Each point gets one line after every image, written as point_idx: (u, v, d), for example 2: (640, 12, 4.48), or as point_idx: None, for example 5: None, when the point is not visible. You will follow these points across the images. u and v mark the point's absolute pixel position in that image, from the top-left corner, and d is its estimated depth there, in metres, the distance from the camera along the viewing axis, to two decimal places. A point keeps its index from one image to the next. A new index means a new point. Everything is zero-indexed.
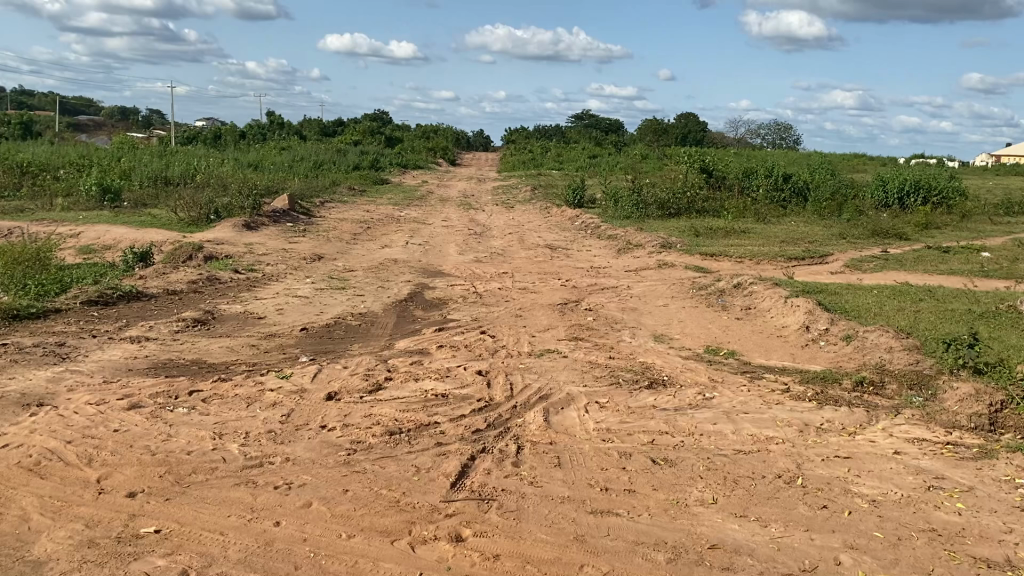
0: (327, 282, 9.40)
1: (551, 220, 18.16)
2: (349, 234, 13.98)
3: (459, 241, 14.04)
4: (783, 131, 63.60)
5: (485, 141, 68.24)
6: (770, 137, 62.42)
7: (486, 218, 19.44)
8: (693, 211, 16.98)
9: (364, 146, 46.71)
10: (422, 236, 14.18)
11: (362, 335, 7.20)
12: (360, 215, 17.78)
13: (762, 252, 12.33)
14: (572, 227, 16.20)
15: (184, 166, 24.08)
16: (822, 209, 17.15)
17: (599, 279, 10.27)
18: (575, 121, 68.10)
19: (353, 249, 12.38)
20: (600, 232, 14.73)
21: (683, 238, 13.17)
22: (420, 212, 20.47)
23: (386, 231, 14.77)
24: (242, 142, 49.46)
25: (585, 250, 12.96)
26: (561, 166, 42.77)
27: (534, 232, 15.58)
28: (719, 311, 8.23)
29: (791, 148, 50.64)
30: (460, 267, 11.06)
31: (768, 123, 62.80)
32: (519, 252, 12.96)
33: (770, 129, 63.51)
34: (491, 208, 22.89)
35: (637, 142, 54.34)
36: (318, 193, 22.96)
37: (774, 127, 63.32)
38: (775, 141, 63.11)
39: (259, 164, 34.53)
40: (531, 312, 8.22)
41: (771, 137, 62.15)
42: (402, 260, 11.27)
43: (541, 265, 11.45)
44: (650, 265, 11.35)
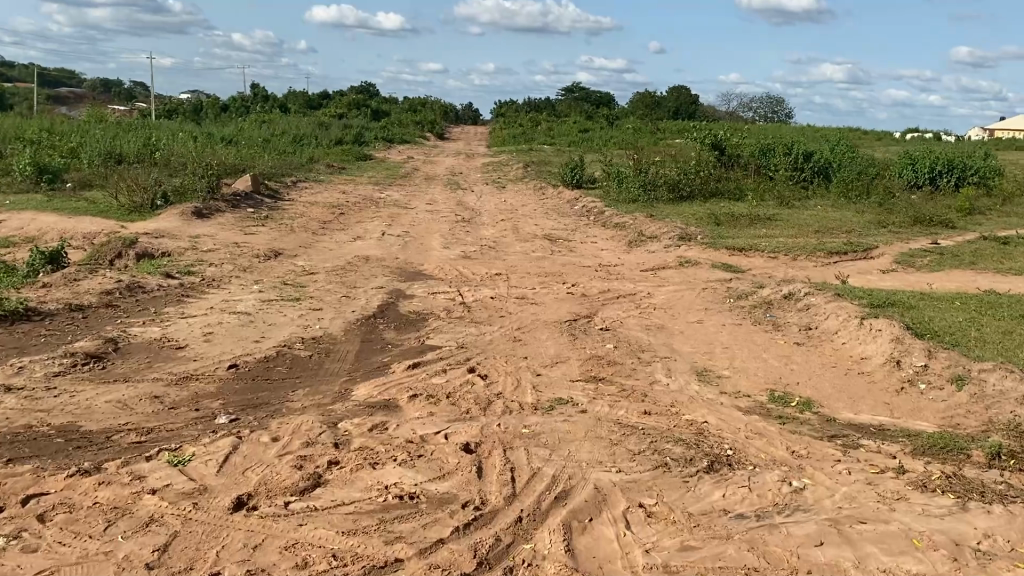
0: (277, 290, 7.61)
1: (547, 203, 16.37)
2: (318, 223, 12.16)
3: (445, 231, 12.25)
4: (776, 106, 61.94)
5: (474, 114, 66.15)
6: (765, 110, 60.69)
7: (476, 201, 17.63)
8: (708, 194, 15.22)
9: (347, 119, 44.66)
10: (402, 226, 12.35)
11: (312, 376, 5.44)
12: (334, 198, 15.95)
13: (796, 244, 10.59)
14: (571, 213, 14.43)
15: (147, 142, 22.11)
16: (850, 191, 15.42)
17: (612, 283, 8.51)
18: (566, 94, 65.99)
19: (320, 244, 10.57)
20: (606, 220, 12.97)
21: (703, 227, 11.44)
22: (403, 193, 18.66)
23: (361, 218, 12.97)
24: (220, 115, 47.32)
25: (589, 243, 11.19)
26: (552, 140, 40.84)
27: (530, 219, 13.81)
28: (772, 334, 6.49)
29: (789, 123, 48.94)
30: (444, 267, 9.27)
31: (763, 98, 61.05)
32: (513, 245, 11.19)
33: (764, 103, 61.79)
34: (480, 188, 21.06)
35: (630, 116, 52.44)
36: (291, 172, 21.07)
37: (769, 100, 61.56)
38: (771, 114, 61.28)
39: (234, 139, 32.53)
40: (534, 334, 6.47)
41: (766, 110, 60.31)
42: (376, 258, 9.49)
43: (541, 263, 9.67)
44: (669, 263, 9.61)
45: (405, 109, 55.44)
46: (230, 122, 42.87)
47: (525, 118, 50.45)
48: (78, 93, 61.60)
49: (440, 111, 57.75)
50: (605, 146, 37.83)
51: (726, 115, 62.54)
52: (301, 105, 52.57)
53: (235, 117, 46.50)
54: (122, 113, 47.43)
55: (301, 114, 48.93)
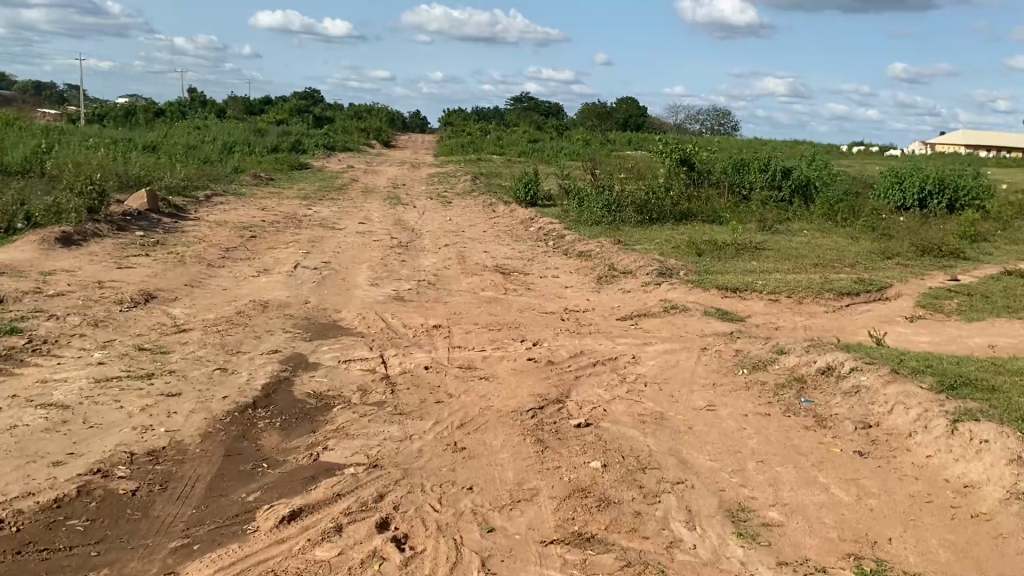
0: (122, 364, 5.48)
1: (498, 224, 14.42)
2: (219, 252, 10.00)
3: (375, 261, 10.19)
4: (722, 118, 61.30)
5: (421, 123, 64.13)
6: (710, 123, 59.98)
7: (417, 220, 15.58)
8: (680, 218, 13.46)
9: (285, 126, 42.20)
10: (323, 255, 10.25)
11: (123, 541, 3.36)
12: (251, 217, 13.75)
13: (797, 281, 8.81)
14: (526, 237, 12.51)
15: (47, 149, 19.55)
16: (835, 214, 13.80)
17: (583, 341, 6.55)
18: (514, 103, 64.38)
19: (213, 282, 8.43)
20: (566, 247, 11.08)
21: (683, 259, 9.62)
22: (333, 210, 16.52)
23: (275, 245, 10.85)
24: (147, 120, 44.40)
25: (549, 278, 9.26)
26: (500, 151, 39.01)
27: (478, 244, 11.84)
28: (819, 435, 4.60)
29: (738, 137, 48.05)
30: (367, 316, 7.22)
31: (709, 110, 60.36)
32: (458, 281, 9.18)
33: (710, 116, 61.12)
34: (423, 203, 19.01)
35: (579, 127, 50.99)
36: (210, 185, 18.75)
37: (714, 114, 60.92)
38: (720, 127, 60.52)
39: (157, 146, 29.94)
40: (482, 436, 4.46)
41: (712, 122, 59.55)
42: (280, 303, 7.40)
43: (491, 309, 7.68)
44: (651, 307, 7.71)
45: (348, 116, 53.09)
46: (158, 128, 40.07)
47: (472, 127, 48.50)
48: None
49: (385, 119, 55.57)
50: (555, 158, 36.13)
51: (675, 128, 61.57)
52: (237, 109, 49.80)
53: (165, 123, 43.67)
54: (41, 117, 44.26)
55: (236, 119, 46.30)
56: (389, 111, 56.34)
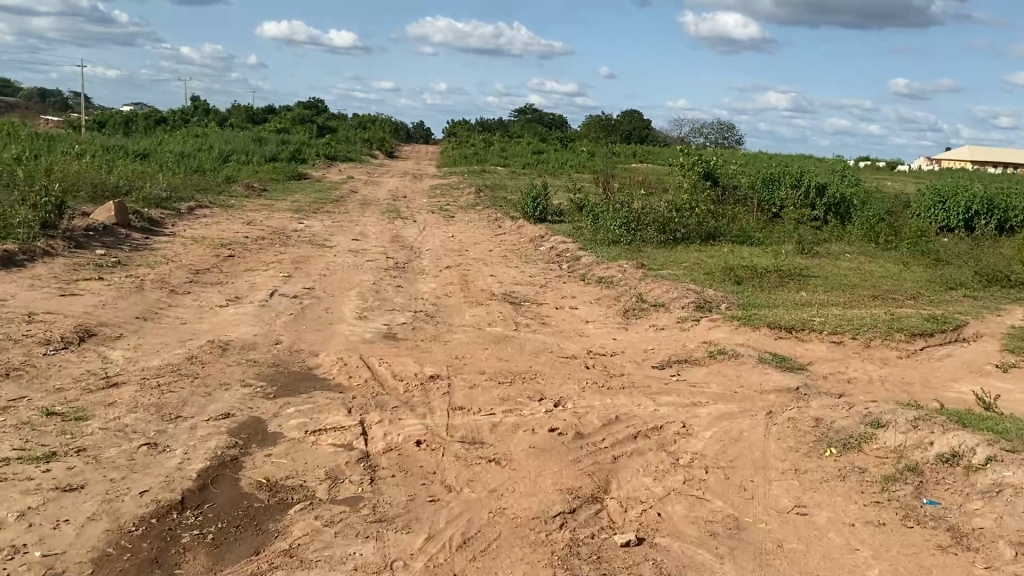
0: (18, 433, 4.18)
1: (504, 243, 13.15)
2: (187, 275, 8.73)
3: (366, 286, 8.91)
4: (727, 130, 60.18)
5: (425, 133, 63.12)
6: (714, 135, 58.93)
7: (417, 236, 14.30)
8: (707, 238, 12.16)
9: (284, 135, 41.04)
10: (307, 278, 8.98)
11: None
12: (233, 232, 12.49)
13: (859, 318, 7.50)
14: (537, 259, 11.24)
15: (23, 156, 18.30)
16: (877, 234, 12.51)
17: (617, 399, 5.25)
18: (518, 114, 63.25)
19: (171, 313, 7.15)
20: (583, 272, 9.81)
21: (721, 288, 8.33)
22: (326, 225, 15.25)
23: (254, 266, 9.57)
24: (143, 127, 43.27)
25: (566, 310, 7.98)
26: (504, 162, 37.78)
27: (484, 266, 10.56)
28: (964, 564, 3.31)
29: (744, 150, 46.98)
30: (350, 361, 5.93)
31: (714, 123, 59.34)
32: (462, 312, 7.89)
33: (715, 129, 60.09)
34: (423, 218, 17.75)
35: (583, 138, 49.90)
36: (195, 197, 17.49)
37: (719, 127, 59.90)
38: (726, 142, 59.37)
39: (149, 155, 28.73)
40: (493, 566, 3.16)
41: (718, 135, 58.43)
42: (245, 343, 6.09)
43: (501, 351, 6.39)
44: (693, 353, 6.44)
45: (350, 125, 51.95)
46: (153, 136, 38.93)
47: (477, 138, 47.38)
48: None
49: (388, 128, 54.51)
50: (560, 170, 34.92)
51: (680, 141, 60.53)
52: (237, 117, 48.69)
53: (162, 130, 42.53)
54: (35, 123, 43.10)
55: (235, 128, 45.13)
56: (392, 121, 55.19)
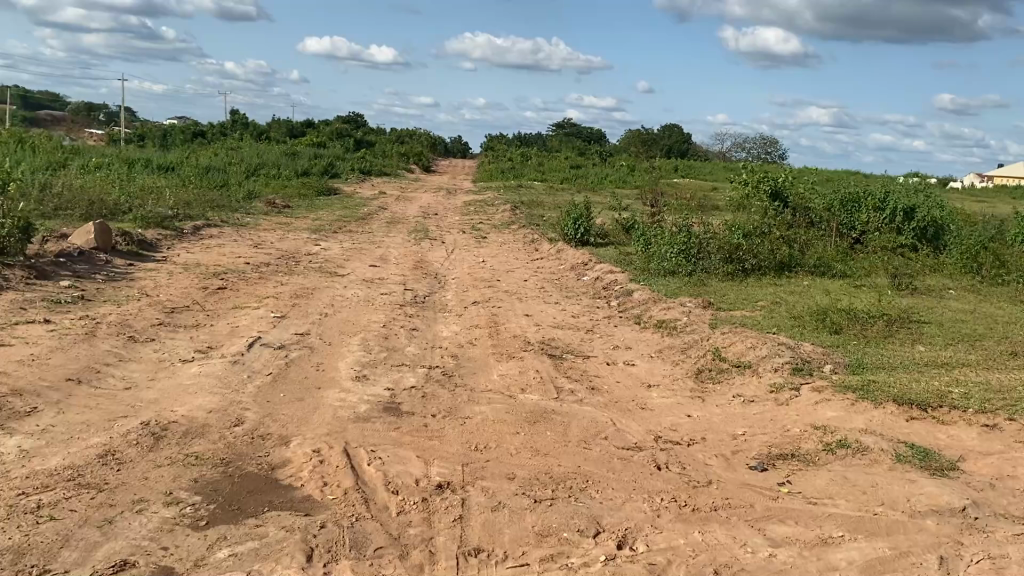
0: None
1: (542, 271, 11.51)
2: (158, 315, 7.21)
3: (374, 329, 7.32)
4: (769, 145, 58.33)
5: (463, 148, 62.10)
6: (755, 150, 57.13)
7: (444, 261, 12.70)
8: (780, 268, 10.38)
9: (316, 148, 39.90)
10: (306, 319, 7.41)
11: None
12: (235, 257, 11.00)
13: (1008, 387, 5.74)
14: (581, 292, 9.59)
15: (31, 172, 17.19)
16: (980, 266, 10.63)
17: (710, 535, 3.61)
18: (555, 128, 61.72)
19: (118, 372, 5.59)
20: (637, 313, 8.13)
21: (818, 343, 6.63)
22: (345, 247, 13.78)
23: (245, 302, 8.06)
24: (176, 139, 42.59)
25: (621, 369, 6.33)
26: (541, 176, 36.37)
27: (518, 302, 8.93)
28: None
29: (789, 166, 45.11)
30: (331, 451, 4.33)
31: (755, 137, 57.53)
32: (489, 367, 6.27)
33: (755, 144, 58.22)
34: (452, 238, 16.17)
35: (622, 153, 48.36)
36: (208, 215, 16.15)
37: (760, 142, 58.00)
38: (767, 157, 57.37)
39: (174, 168, 27.60)
40: None
41: (760, 150, 56.40)
42: (192, 425, 4.51)
43: (538, 434, 4.76)
44: (800, 446, 4.77)
45: (384, 138, 50.82)
46: (185, 149, 38.17)
47: (513, 152, 45.90)
48: (39, 113, 56.74)
49: (424, 141, 53.47)
50: (600, 186, 33.31)
51: (721, 156, 58.73)
52: (271, 130, 47.90)
53: (195, 143, 41.80)
54: (69, 136, 42.46)
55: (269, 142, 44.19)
56: (427, 134, 53.95)
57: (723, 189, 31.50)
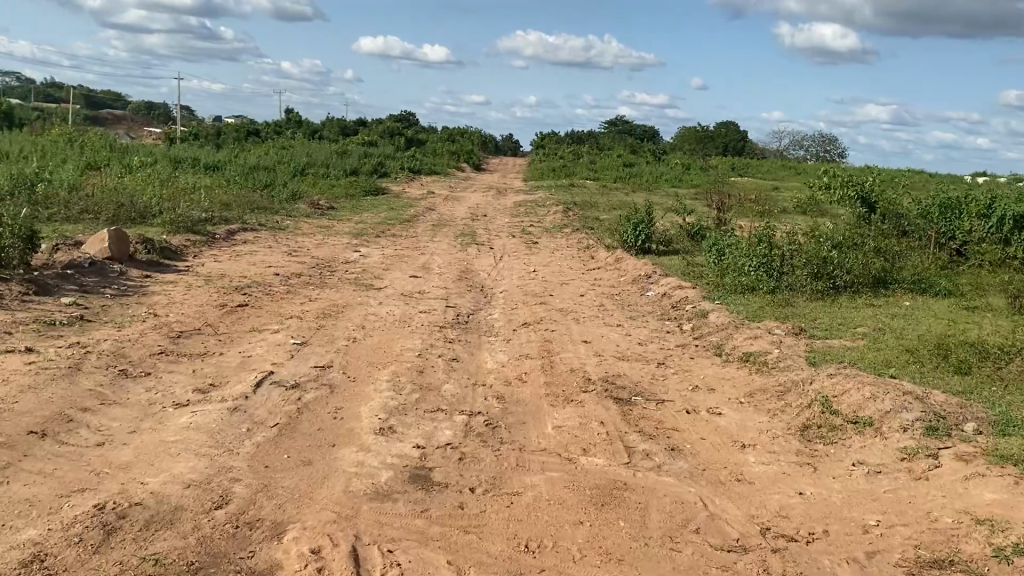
0: None
1: (600, 284, 10.37)
2: (162, 340, 6.26)
3: (407, 359, 6.27)
4: (828, 144, 56.20)
5: (514, 147, 61.16)
6: (814, 149, 55.04)
7: (492, 271, 11.62)
8: (875, 284, 9.11)
9: (365, 146, 39.25)
10: (330, 347, 6.38)
11: None
12: (265, 267, 10.09)
13: None
14: (646, 311, 8.43)
15: (68, 173, 16.65)
16: None
17: None
18: (608, 126, 60.29)
19: (95, 420, 4.62)
20: (715, 343, 6.93)
21: (949, 391, 5.36)
22: (387, 253, 12.81)
23: (264, 324, 7.08)
24: (227, 136, 42.41)
25: (705, 422, 5.16)
26: (593, 175, 35.18)
27: (575, 324, 7.78)
28: None
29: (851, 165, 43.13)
30: (335, 553, 3.27)
31: (814, 135, 55.46)
32: (541, 415, 5.15)
33: (814, 142, 56.13)
34: (501, 244, 15.08)
35: (677, 150, 46.84)
36: (246, 218, 15.38)
37: (818, 140, 55.89)
38: (828, 156, 55.24)
39: (220, 168, 27.12)
40: None
41: (820, 149, 54.28)
42: (159, 509, 3.49)
43: (608, 525, 3.64)
44: (960, 549, 3.56)
45: (434, 136, 50.06)
46: (235, 147, 37.88)
47: (565, 150, 44.72)
48: (98, 111, 57.46)
49: (475, 139, 52.64)
50: (654, 185, 31.99)
51: (778, 154, 56.76)
52: (321, 127, 47.53)
53: (244, 142, 41.59)
54: (123, 135, 42.56)
55: (318, 140, 43.78)
56: (477, 132, 53.06)
57: (785, 189, 29.90)
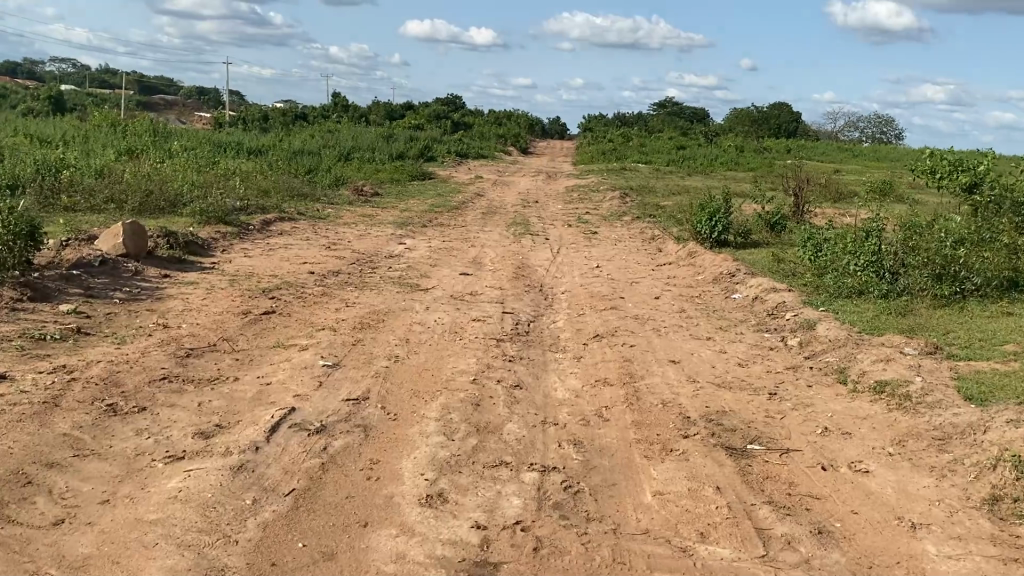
0: None
1: (675, 283, 9.13)
2: (167, 361, 5.21)
3: (460, 387, 5.13)
4: (886, 125, 53.78)
5: (561, 129, 59.74)
6: (871, 130, 52.74)
7: (550, 267, 10.43)
8: (1009, 286, 7.71)
9: (411, 130, 38.25)
10: (366, 370, 5.27)
11: None
12: (300, 264, 9.05)
13: None
14: (738, 320, 7.18)
15: (100, 159, 15.86)
16: None
17: None
18: (657, 107, 58.54)
19: (59, 484, 3.57)
20: (835, 368, 5.66)
21: None
22: (434, 245, 11.72)
23: (291, 338, 6.01)
24: (272, 119, 41.81)
25: (851, 487, 3.93)
26: (645, 158, 33.74)
27: (656, 336, 6.56)
28: None
29: (914, 147, 40.98)
30: None
31: (871, 115, 53.12)
32: (635, 474, 3.98)
33: (871, 123, 53.80)
34: (557, 234, 13.90)
35: (730, 132, 45.05)
36: (283, 206, 14.41)
37: (876, 120, 53.52)
38: (886, 138, 52.90)
39: (263, 152, 26.35)
40: None
41: (879, 130, 52.00)
42: None
43: None
44: None
45: (481, 119, 48.89)
46: (278, 130, 37.17)
47: (614, 132, 43.20)
48: (146, 95, 57.48)
49: (522, 121, 51.37)
50: (710, 168, 30.47)
51: (835, 135, 54.52)
52: (367, 110, 46.70)
53: (288, 125, 40.91)
54: (170, 119, 42.18)
55: (363, 124, 42.96)
56: (524, 114, 51.79)
57: (847, 173, 28.28)
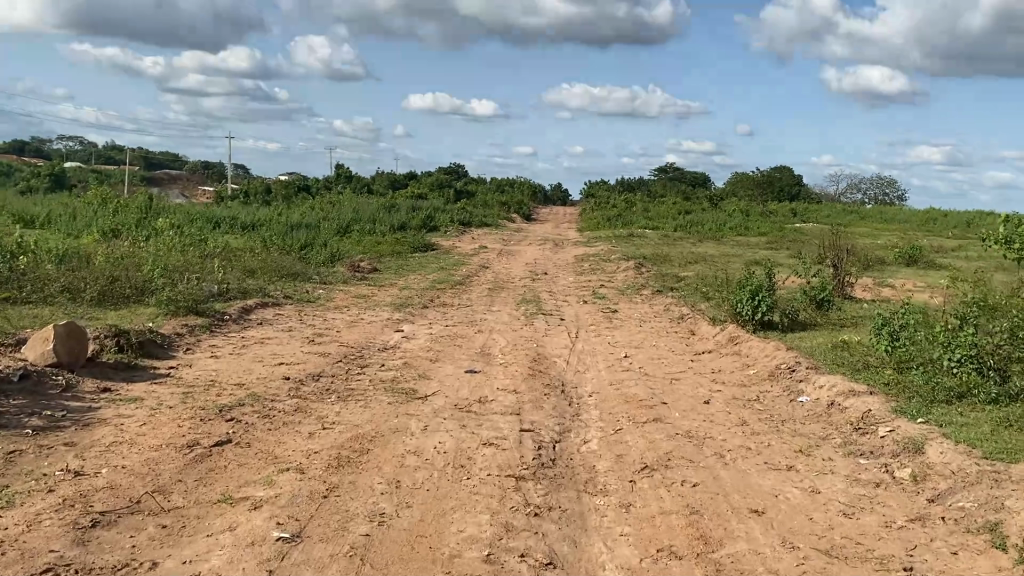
0: None
1: (723, 380, 7.65)
2: (60, 539, 3.73)
3: (471, 570, 3.63)
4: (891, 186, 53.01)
5: (564, 196, 59.06)
6: (875, 191, 51.96)
7: (571, 358, 8.98)
8: None
9: (412, 200, 37.29)
10: (336, 547, 3.76)
11: None
12: (276, 365, 7.61)
13: None
14: (819, 439, 5.68)
15: (72, 239, 14.60)
16: None
17: None
18: (660, 172, 57.96)
19: None
20: (982, 522, 4.13)
21: None
22: (435, 332, 10.30)
23: (243, 485, 4.52)
24: (271, 192, 40.98)
25: None
26: (652, 224, 32.64)
27: (723, 467, 5.05)
28: None
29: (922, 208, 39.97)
30: None
31: (874, 177, 52.42)
32: None
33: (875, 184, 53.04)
34: (572, 313, 12.49)
35: (735, 197, 44.15)
36: (269, 288, 13.05)
37: (881, 181, 52.77)
38: (889, 199, 52.09)
39: (257, 226, 25.22)
40: None
41: (884, 191, 51.18)
42: None
43: None
44: None
45: (483, 187, 48.11)
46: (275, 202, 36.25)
47: (618, 198, 42.32)
48: (146, 169, 57.05)
49: (524, 189, 50.61)
50: (719, 233, 29.33)
51: (839, 197, 53.70)
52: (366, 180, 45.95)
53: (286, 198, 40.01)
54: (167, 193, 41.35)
55: (362, 194, 42.08)
56: (527, 182, 51.05)
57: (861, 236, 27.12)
